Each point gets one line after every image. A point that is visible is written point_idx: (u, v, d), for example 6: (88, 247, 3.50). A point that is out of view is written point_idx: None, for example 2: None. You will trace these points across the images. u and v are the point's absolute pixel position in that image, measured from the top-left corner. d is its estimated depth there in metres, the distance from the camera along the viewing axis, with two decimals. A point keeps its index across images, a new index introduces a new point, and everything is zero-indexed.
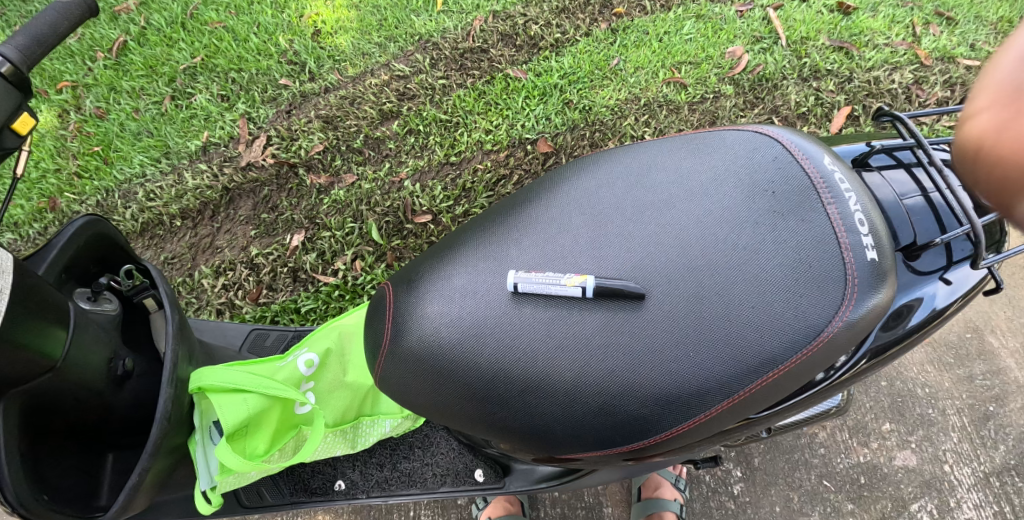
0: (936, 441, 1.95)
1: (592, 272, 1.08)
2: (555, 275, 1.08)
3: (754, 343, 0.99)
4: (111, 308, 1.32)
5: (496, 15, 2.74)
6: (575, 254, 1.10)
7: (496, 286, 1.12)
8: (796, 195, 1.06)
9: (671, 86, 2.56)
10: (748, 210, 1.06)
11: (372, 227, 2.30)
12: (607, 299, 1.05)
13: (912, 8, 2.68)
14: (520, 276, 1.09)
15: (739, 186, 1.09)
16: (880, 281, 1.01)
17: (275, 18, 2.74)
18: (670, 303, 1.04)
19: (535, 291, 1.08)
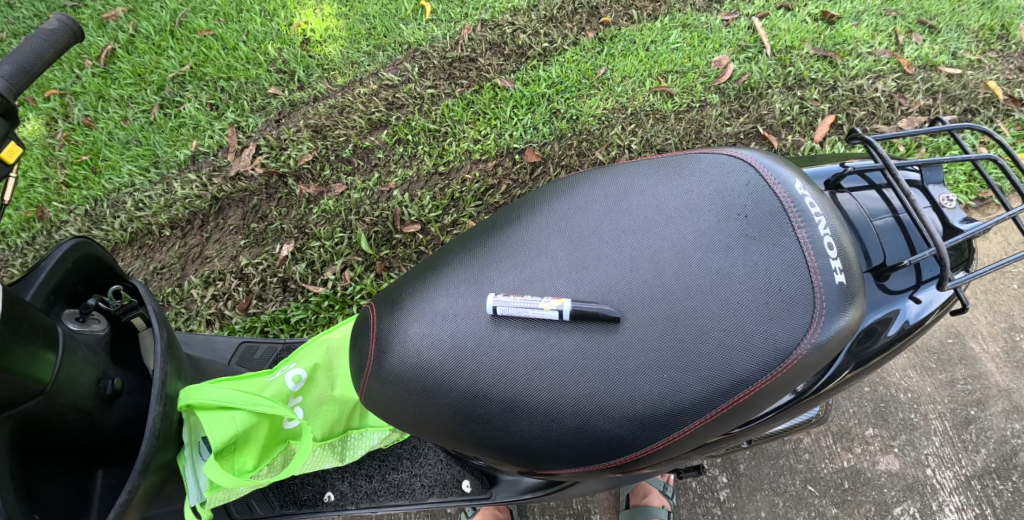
0: (919, 445, 1.99)
1: (570, 294, 1.10)
2: (534, 298, 1.11)
3: (728, 364, 1.01)
4: (100, 328, 1.33)
5: (484, 24, 2.76)
6: (554, 275, 1.13)
7: (477, 308, 1.14)
8: (768, 219, 1.08)
9: (658, 95, 2.59)
10: (723, 231, 1.09)
11: (362, 237, 2.31)
12: (585, 320, 1.08)
13: (894, 17, 2.73)
14: (500, 298, 1.12)
15: (715, 210, 1.12)
16: (848, 302, 1.04)
17: (264, 26, 2.76)
18: (647, 324, 1.06)
19: (513, 313, 1.11)
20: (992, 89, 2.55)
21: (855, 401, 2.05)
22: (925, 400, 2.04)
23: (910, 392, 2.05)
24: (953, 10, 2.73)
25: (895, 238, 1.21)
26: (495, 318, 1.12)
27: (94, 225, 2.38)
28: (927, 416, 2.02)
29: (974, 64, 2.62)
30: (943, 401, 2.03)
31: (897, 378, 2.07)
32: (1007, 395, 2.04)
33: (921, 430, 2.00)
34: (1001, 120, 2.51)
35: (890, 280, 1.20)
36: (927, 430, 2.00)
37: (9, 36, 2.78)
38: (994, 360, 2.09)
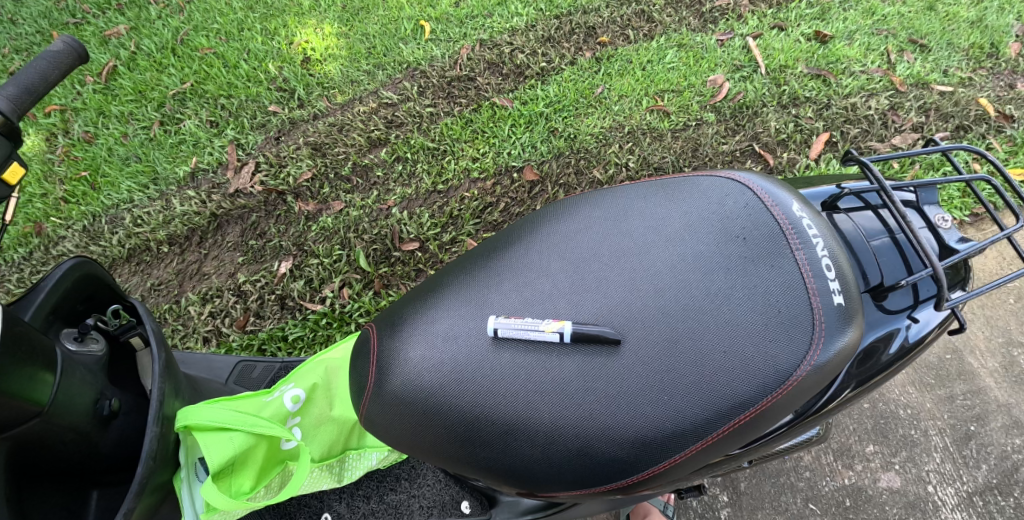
0: (920, 462, 1.98)
1: (570, 316, 1.11)
2: (535, 321, 1.11)
3: (727, 385, 1.02)
4: (98, 348, 1.32)
5: (483, 43, 2.80)
6: (553, 297, 1.14)
7: (477, 330, 1.14)
8: (766, 241, 1.09)
9: (654, 113, 2.61)
10: (721, 253, 1.10)
11: (360, 255, 2.30)
12: (584, 342, 1.08)
13: (886, 36, 2.77)
14: (500, 321, 1.13)
15: (713, 232, 1.12)
16: (848, 322, 1.04)
17: (265, 45, 2.79)
18: (647, 346, 1.07)
19: (514, 336, 1.11)
20: (983, 106, 2.58)
21: (855, 418, 2.05)
22: (924, 416, 2.04)
23: (910, 409, 2.05)
24: (944, 29, 2.77)
25: (892, 258, 1.22)
26: (495, 341, 1.12)
27: (92, 241, 2.38)
28: (928, 433, 2.02)
29: (965, 82, 2.66)
30: (942, 417, 2.03)
31: (897, 395, 2.07)
32: (1006, 410, 2.04)
33: (922, 447, 2.00)
34: (994, 136, 2.53)
35: (888, 300, 1.20)
36: (927, 447, 2.00)
37: (11, 51, 2.80)
38: (993, 375, 2.09)
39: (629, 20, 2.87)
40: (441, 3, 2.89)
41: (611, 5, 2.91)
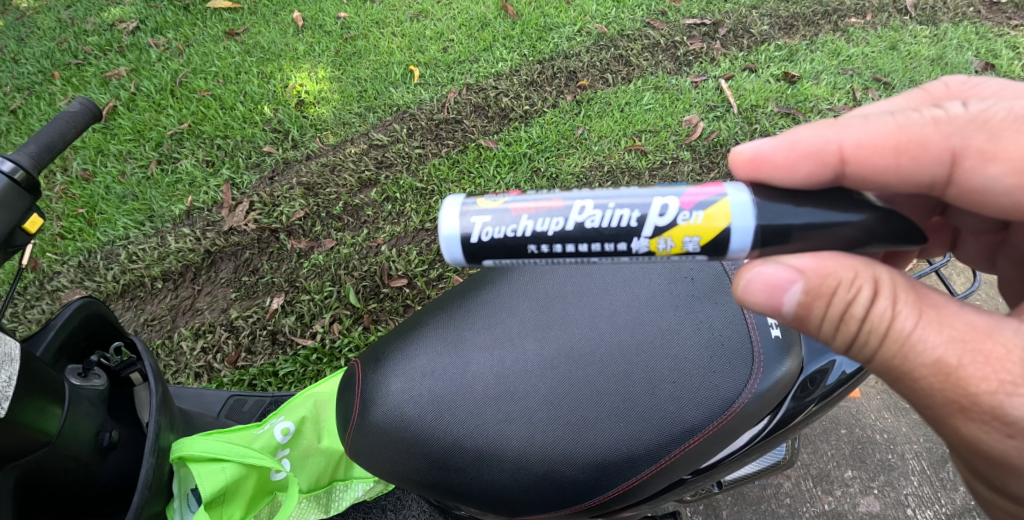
0: (898, 485, 2.01)
1: (757, 200, 1.02)
2: (576, 251, 1.04)
3: (951, 302, 1.01)
4: (100, 383, 1.39)
5: (469, 87, 2.94)
6: (679, 190, 1.03)
7: (448, 197, 1.09)
8: (709, 283, 1.31)
9: (632, 153, 2.72)
10: (808, 193, 1.03)
11: (350, 291, 2.37)
12: (815, 233, 1.00)
13: (851, 75, 2.93)
14: (482, 218, 1.05)
15: (773, 196, 1.02)
16: (786, 352, 1.22)
17: (261, 88, 2.93)
18: (900, 220, 1.02)
19: (507, 264, 1.07)
20: None
21: (833, 443, 2.08)
22: (901, 440, 2.08)
23: (886, 433, 2.10)
24: (905, 68, 2.94)
25: None
26: (463, 260, 1.07)
27: (87, 276, 2.43)
28: (905, 457, 2.06)
29: None
30: (918, 441, 2.08)
31: (873, 419, 2.12)
32: None
33: (899, 471, 2.03)
34: None
35: None
36: (905, 470, 2.03)
37: (12, 90, 2.94)
38: None
39: (608, 64, 3.02)
40: (430, 49, 3.05)
41: (591, 50, 3.07)
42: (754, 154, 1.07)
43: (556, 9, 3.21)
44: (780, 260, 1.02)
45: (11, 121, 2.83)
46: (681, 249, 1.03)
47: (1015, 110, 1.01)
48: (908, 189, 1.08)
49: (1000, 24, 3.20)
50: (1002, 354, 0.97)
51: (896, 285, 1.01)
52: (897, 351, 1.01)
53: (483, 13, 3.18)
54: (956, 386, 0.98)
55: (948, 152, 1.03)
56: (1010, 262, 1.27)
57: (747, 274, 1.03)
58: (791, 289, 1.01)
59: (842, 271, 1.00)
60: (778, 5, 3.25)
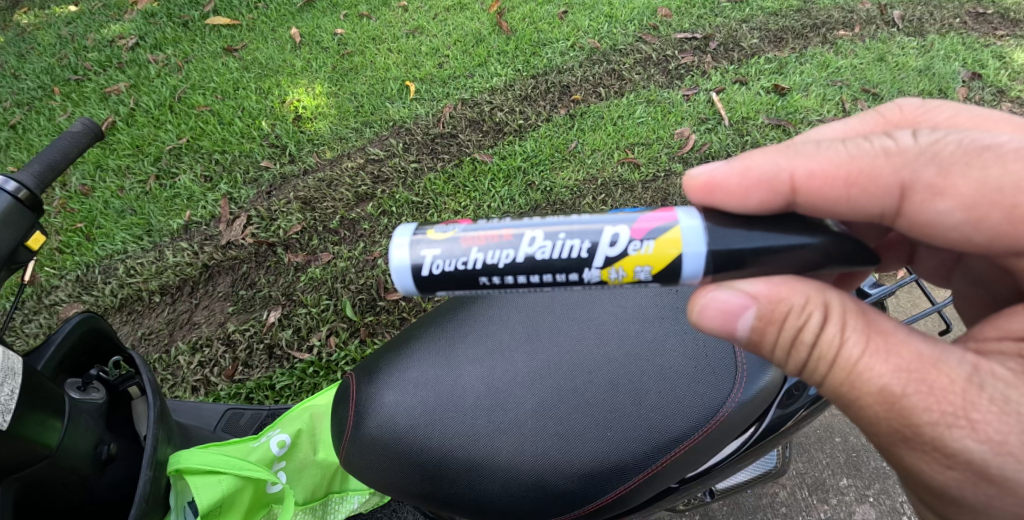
0: (893, 493, 2.02)
1: (708, 225, 1.05)
2: (525, 281, 1.07)
3: (900, 330, 1.04)
4: (99, 396, 1.41)
5: (464, 102, 2.98)
6: (631, 219, 1.05)
7: (399, 227, 1.11)
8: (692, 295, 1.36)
9: (626, 165, 2.75)
10: (760, 220, 1.06)
11: (347, 304, 2.39)
12: (773, 257, 1.03)
13: (839, 86, 2.98)
14: (432, 250, 1.07)
15: (735, 216, 1.07)
16: (768, 362, 1.27)
17: (259, 103, 2.97)
18: (855, 243, 1.05)
19: (457, 295, 1.10)
20: None
21: (828, 452, 2.09)
22: None
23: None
24: (893, 79, 2.99)
25: None
26: (414, 289, 1.09)
27: (85, 290, 2.45)
28: None
29: None
30: None
31: None
32: None
33: (894, 478, 2.04)
34: None
35: None
36: (900, 478, 2.04)
37: (12, 105, 2.98)
38: None
39: (601, 78, 3.07)
40: (425, 65, 3.10)
41: (584, 64, 3.12)
42: (708, 179, 1.08)
43: (549, 24, 3.26)
44: (733, 286, 1.06)
45: (11, 136, 2.86)
46: (634, 277, 1.06)
47: (963, 144, 1.02)
48: (860, 220, 1.08)
49: (985, 34, 3.25)
50: (946, 385, 1.00)
51: (846, 311, 1.04)
52: (846, 378, 1.04)
53: (478, 28, 3.24)
54: (900, 415, 1.01)
55: (897, 185, 1.04)
56: (967, 281, 1.29)
57: (702, 300, 1.07)
58: (744, 315, 1.05)
59: (793, 298, 1.04)
60: (767, 19, 3.31)
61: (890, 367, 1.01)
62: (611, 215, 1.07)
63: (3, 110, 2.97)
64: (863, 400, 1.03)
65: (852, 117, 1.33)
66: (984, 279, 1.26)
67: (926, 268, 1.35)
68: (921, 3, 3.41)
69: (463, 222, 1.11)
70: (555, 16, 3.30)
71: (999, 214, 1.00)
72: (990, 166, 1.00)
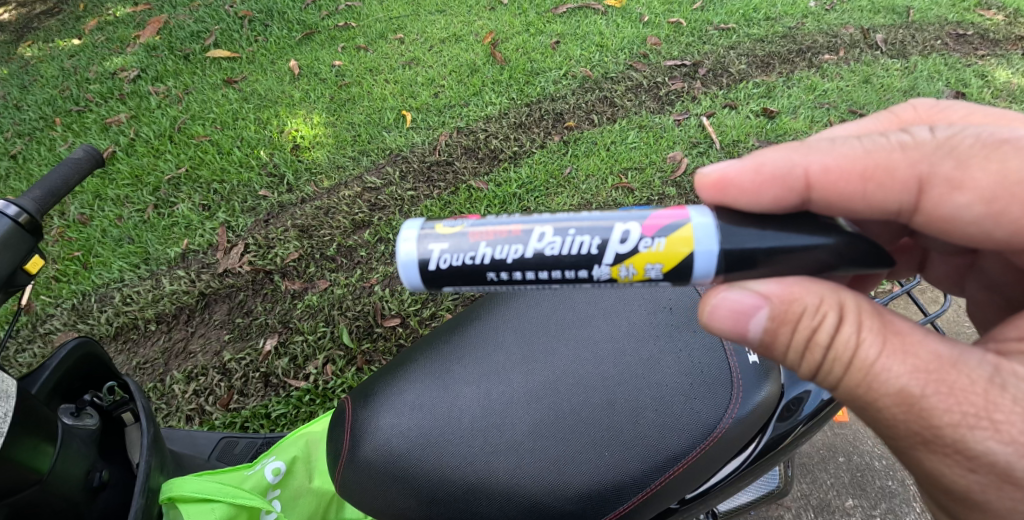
0: (900, 513, 1.98)
1: (720, 223, 1.07)
2: (533, 277, 1.08)
3: (916, 330, 1.05)
4: (92, 423, 1.39)
5: (460, 130, 3.02)
6: (642, 217, 1.07)
7: (408, 220, 1.13)
8: (685, 315, 1.40)
9: (619, 190, 2.77)
10: (775, 216, 1.08)
11: (344, 331, 2.38)
12: (783, 258, 1.05)
13: (827, 109, 3.02)
14: (440, 245, 1.09)
15: (739, 219, 1.08)
16: (765, 377, 1.29)
17: (257, 133, 3.01)
18: (867, 243, 1.06)
19: (463, 291, 1.12)
20: None
21: (832, 472, 2.06)
22: (900, 466, 2.07)
23: (886, 459, 2.08)
24: (879, 99, 3.04)
25: None
26: (421, 282, 1.11)
27: (80, 319, 2.44)
28: (905, 482, 2.04)
29: None
30: None
31: (870, 446, 2.11)
32: None
33: (901, 497, 2.01)
34: None
35: None
36: (907, 497, 2.01)
37: (14, 136, 3.01)
38: None
39: (594, 105, 3.12)
40: (421, 95, 3.15)
41: (576, 92, 3.17)
42: (720, 176, 1.10)
43: (542, 54, 3.32)
44: (745, 286, 1.08)
45: (11, 165, 2.88)
46: (643, 275, 1.08)
47: (981, 138, 1.06)
48: (877, 215, 1.11)
49: (967, 55, 3.33)
50: (966, 386, 1.01)
51: (861, 312, 1.05)
52: (863, 379, 1.05)
53: (473, 59, 3.30)
54: (919, 417, 1.02)
55: (915, 179, 1.07)
56: (981, 286, 1.33)
57: (713, 299, 1.09)
58: (756, 315, 1.07)
59: (806, 298, 1.05)
60: (754, 45, 3.37)
61: (908, 369, 1.02)
62: (622, 212, 1.09)
63: (4, 141, 3.00)
64: (881, 402, 1.04)
65: (863, 117, 1.36)
66: (997, 283, 1.30)
67: (938, 274, 1.39)
68: (903, 26, 3.48)
69: (471, 218, 1.13)
70: (547, 46, 3.36)
71: (1019, 206, 1.03)
72: (1009, 158, 1.03)
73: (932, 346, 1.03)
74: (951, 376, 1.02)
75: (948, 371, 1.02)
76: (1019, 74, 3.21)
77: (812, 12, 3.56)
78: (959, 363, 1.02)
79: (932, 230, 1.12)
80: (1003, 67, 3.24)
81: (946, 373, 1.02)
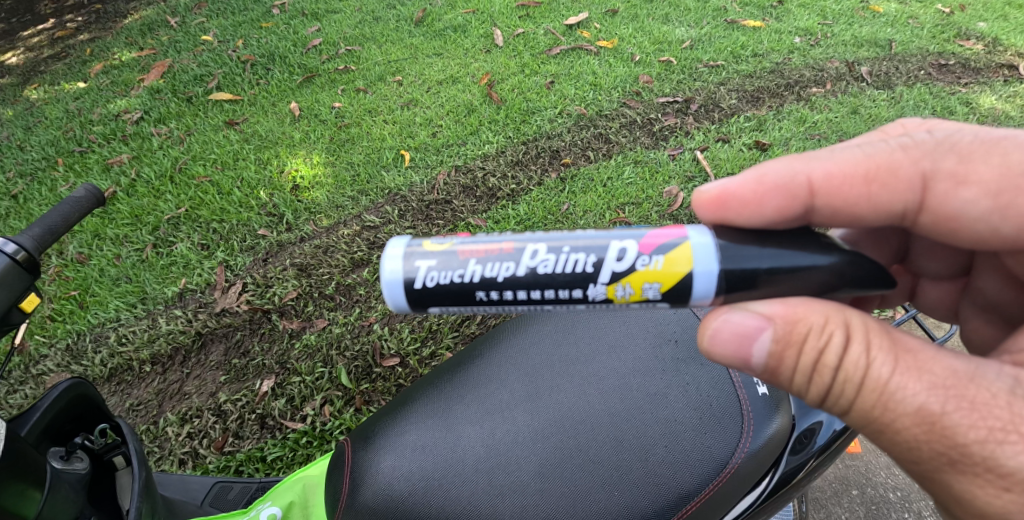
0: None
1: (719, 243, 1.06)
2: (523, 297, 1.07)
3: (927, 347, 1.02)
4: (82, 466, 1.34)
5: (458, 169, 3.04)
6: (639, 235, 1.07)
7: (394, 239, 1.12)
8: (693, 347, 1.39)
9: (618, 225, 2.78)
10: (773, 237, 1.08)
11: (342, 371, 2.34)
12: (785, 277, 1.04)
13: (819, 140, 3.06)
14: (427, 262, 1.07)
15: (741, 238, 1.07)
16: (774, 410, 1.28)
17: (258, 173, 3.02)
18: (869, 263, 1.06)
19: (451, 311, 1.10)
20: None
21: (847, 506, 2.00)
22: (915, 498, 2.02)
23: (900, 490, 2.03)
24: (868, 129, 3.08)
25: None
26: (406, 302, 1.09)
27: (74, 360, 2.40)
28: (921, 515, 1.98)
29: None
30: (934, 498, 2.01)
31: (884, 477, 2.06)
32: None
33: None
34: None
35: None
36: None
37: (15, 176, 3.02)
38: None
39: (589, 142, 3.15)
40: (419, 134, 3.18)
41: (572, 130, 3.20)
42: (720, 192, 1.13)
43: (537, 94, 3.36)
44: (746, 308, 1.07)
45: (11, 206, 2.88)
46: (640, 295, 1.07)
47: (979, 136, 1.11)
48: (883, 216, 1.15)
49: (950, 83, 3.39)
50: (988, 400, 0.98)
51: (869, 330, 1.03)
52: (879, 398, 1.02)
53: (470, 99, 3.34)
54: (942, 436, 0.99)
55: (919, 177, 1.12)
56: (976, 308, 1.34)
57: (715, 322, 1.08)
58: (760, 338, 1.05)
59: (811, 318, 1.03)
60: (743, 81, 3.43)
61: (924, 385, 0.99)
62: (618, 231, 1.09)
63: (5, 181, 3.00)
64: (901, 422, 1.01)
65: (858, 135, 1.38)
66: (995, 303, 1.31)
67: (930, 302, 1.41)
68: (886, 58, 3.55)
69: (460, 236, 1.12)
70: (543, 86, 3.41)
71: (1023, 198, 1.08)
72: (1010, 152, 1.09)
73: (947, 362, 1.00)
74: (970, 392, 0.99)
75: (967, 386, 0.99)
76: (1002, 100, 3.27)
77: (798, 47, 3.62)
78: (976, 378, 0.99)
79: (940, 230, 1.16)
80: (986, 93, 3.31)
81: (965, 388, 0.99)
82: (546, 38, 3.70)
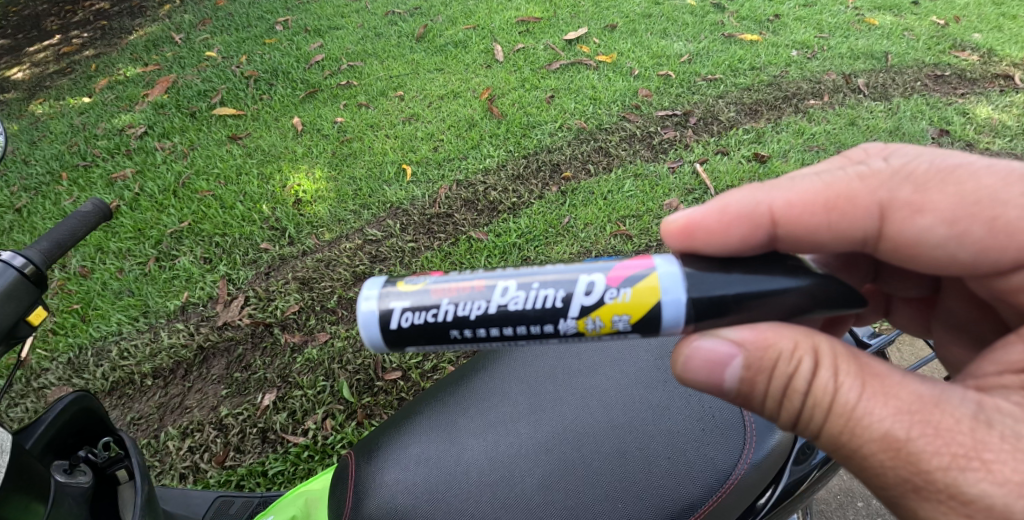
0: None
1: (686, 271, 1.07)
2: (497, 333, 1.07)
3: (895, 372, 1.03)
4: (86, 479, 1.34)
5: (459, 183, 3.05)
6: (607, 268, 1.07)
7: (370, 278, 1.12)
8: None
9: (618, 237, 2.79)
10: (740, 263, 1.09)
11: (344, 385, 2.33)
12: (753, 303, 1.05)
13: (817, 152, 3.08)
14: (401, 302, 1.07)
15: (708, 267, 1.08)
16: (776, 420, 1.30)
17: (260, 188, 3.03)
18: (838, 286, 1.07)
19: (427, 352, 1.10)
20: None
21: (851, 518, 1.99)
22: None
23: None
24: (866, 141, 3.10)
25: None
26: (382, 342, 1.09)
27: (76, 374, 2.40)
28: None
29: None
30: None
31: None
32: None
33: None
34: None
35: None
36: None
37: (20, 190, 3.04)
38: None
39: (589, 155, 3.17)
40: (421, 149, 3.20)
41: (572, 144, 3.22)
42: (686, 221, 1.15)
43: (537, 108, 3.39)
44: (719, 334, 1.08)
45: (15, 219, 2.90)
46: (611, 328, 1.07)
47: (935, 163, 1.11)
48: (844, 244, 1.16)
49: (947, 94, 3.41)
50: (952, 425, 0.97)
51: (836, 356, 1.04)
52: (848, 424, 1.01)
53: (471, 114, 3.37)
54: (907, 462, 0.98)
55: (876, 205, 1.12)
56: (947, 328, 1.35)
57: (687, 349, 1.09)
58: (731, 364, 1.07)
59: (781, 343, 1.05)
60: (741, 94, 3.45)
61: (891, 411, 0.99)
62: (587, 264, 1.10)
63: (9, 195, 3.02)
64: (868, 449, 1.00)
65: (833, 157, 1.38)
66: (965, 323, 1.32)
67: (906, 320, 1.42)
68: (883, 70, 3.57)
69: (434, 275, 1.12)
70: (543, 100, 3.44)
71: (981, 227, 1.08)
72: (964, 181, 1.08)
73: (914, 387, 1.00)
74: (935, 418, 0.98)
75: (933, 413, 0.98)
76: (999, 110, 3.29)
77: (796, 60, 3.65)
78: (942, 403, 0.99)
79: (898, 257, 1.17)
80: (982, 103, 3.33)
81: (930, 414, 0.98)
82: (546, 53, 3.73)
